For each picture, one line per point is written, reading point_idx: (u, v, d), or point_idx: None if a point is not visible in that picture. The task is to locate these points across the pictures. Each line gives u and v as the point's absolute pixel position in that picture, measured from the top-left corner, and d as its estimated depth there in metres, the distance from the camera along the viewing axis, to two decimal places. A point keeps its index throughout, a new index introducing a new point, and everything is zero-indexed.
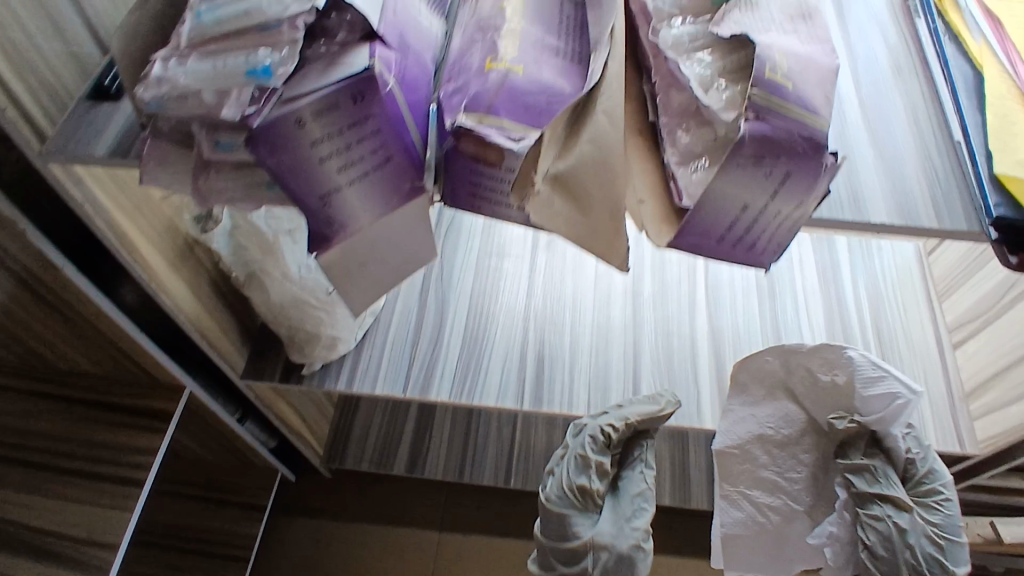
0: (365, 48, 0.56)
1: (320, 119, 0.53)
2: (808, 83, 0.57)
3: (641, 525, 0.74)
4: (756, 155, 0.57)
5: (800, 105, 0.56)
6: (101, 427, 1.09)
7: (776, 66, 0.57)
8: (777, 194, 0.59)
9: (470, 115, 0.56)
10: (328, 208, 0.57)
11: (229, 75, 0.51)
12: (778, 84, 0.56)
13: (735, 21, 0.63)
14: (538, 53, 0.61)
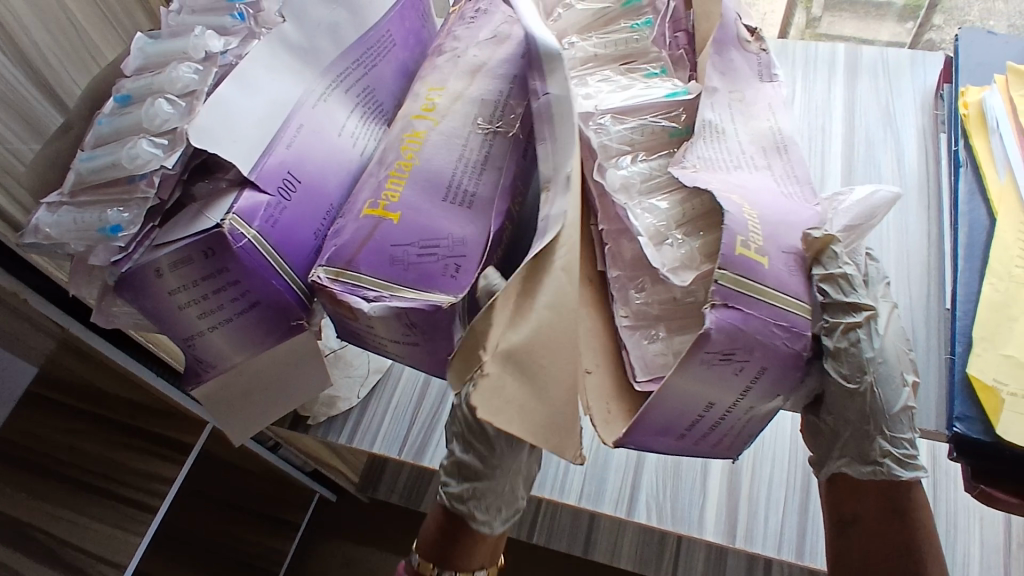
0: (231, 196, 0.55)
1: (176, 271, 0.54)
2: (782, 251, 0.49)
3: None
4: (726, 349, 0.47)
5: (776, 286, 0.48)
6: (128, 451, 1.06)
7: (751, 235, 0.48)
8: (749, 389, 0.49)
9: (328, 269, 0.54)
10: (193, 349, 0.58)
11: (85, 230, 0.55)
12: (752, 261, 0.47)
13: (701, 158, 0.55)
14: (425, 196, 0.57)
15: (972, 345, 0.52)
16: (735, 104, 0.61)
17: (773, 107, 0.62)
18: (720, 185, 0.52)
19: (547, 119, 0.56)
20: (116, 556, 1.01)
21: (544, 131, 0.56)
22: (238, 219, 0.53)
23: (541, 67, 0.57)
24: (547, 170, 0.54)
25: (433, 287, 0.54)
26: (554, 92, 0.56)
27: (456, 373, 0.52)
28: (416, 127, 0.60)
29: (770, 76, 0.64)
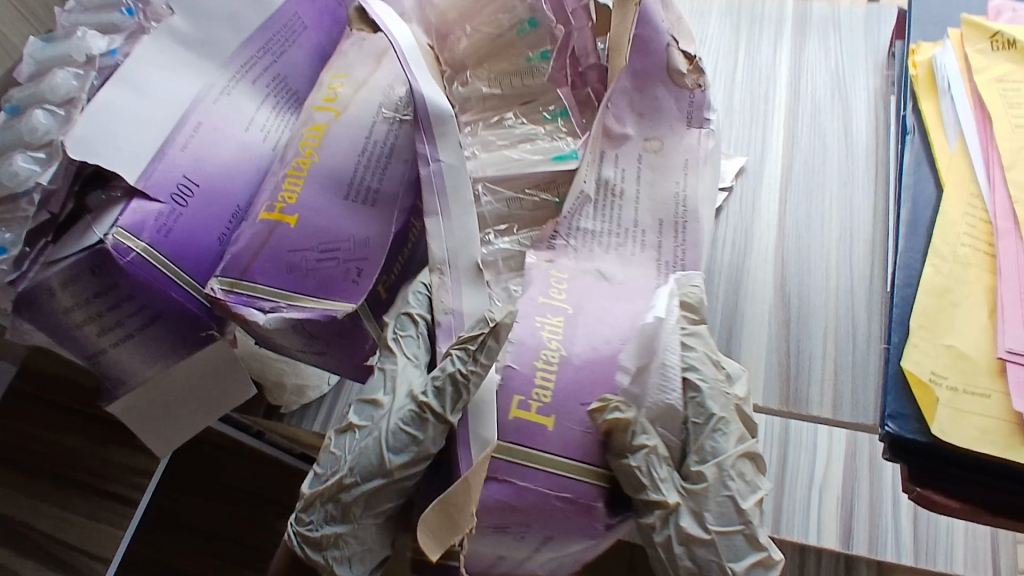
0: (119, 207, 0.53)
1: (68, 288, 0.52)
2: (583, 403, 0.46)
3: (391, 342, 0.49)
4: (498, 522, 0.47)
5: (560, 451, 0.46)
6: (105, 448, 1.03)
7: (536, 393, 0.47)
8: (541, 548, 0.48)
9: (222, 280, 0.51)
10: (101, 367, 0.56)
11: None
12: (533, 423, 0.46)
13: (581, 231, 0.54)
14: (326, 196, 0.54)
15: (911, 334, 0.48)
16: (647, 156, 0.56)
17: (692, 164, 0.56)
18: (549, 300, 0.50)
19: (438, 192, 0.50)
20: (102, 550, 1.01)
21: (434, 205, 0.50)
22: (124, 233, 0.51)
23: (427, 129, 0.51)
24: (439, 253, 0.49)
25: (333, 295, 0.51)
26: (446, 159, 0.51)
27: (429, 537, 0.42)
28: (317, 120, 0.57)
29: (700, 119, 0.57)
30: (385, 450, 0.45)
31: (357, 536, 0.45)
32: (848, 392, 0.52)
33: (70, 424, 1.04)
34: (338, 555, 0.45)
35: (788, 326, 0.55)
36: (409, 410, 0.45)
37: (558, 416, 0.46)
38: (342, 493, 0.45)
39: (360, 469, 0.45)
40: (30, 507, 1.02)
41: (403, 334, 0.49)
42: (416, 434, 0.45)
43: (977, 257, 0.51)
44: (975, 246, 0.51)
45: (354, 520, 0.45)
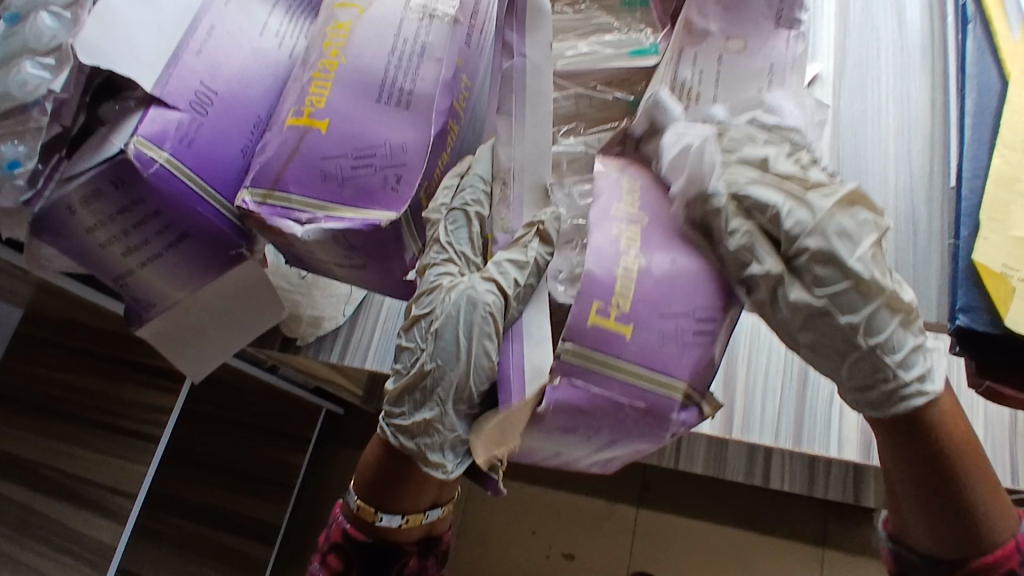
0: (137, 115, 0.49)
1: (89, 205, 0.49)
2: (661, 315, 0.41)
3: (445, 239, 0.48)
4: (567, 425, 0.43)
5: (638, 361, 0.41)
6: (122, 385, 1.02)
7: (614, 301, 0.41)
8: (605, 449, 0.46)
9: (254, 191, 0.48)
10: (129, 289, 0.54)
11: None
12: (611, 333, 0.41)
13: (656, 127, 0.48)
14: (356, 100, 0.50)
15: (980, 228, 0.47)
16: (727, 57, 0.52)
17: (778, 69, 0.52)
18: (629, 209, 0.44)
19: (517, 91, 0.45)
20: (124, 486, 0.98)
21: (512, 103, 0.46)
22: (145, 142, 0.48)
23: (521, 20, 0.46)
24: (509, 159, 0.46)
25: (373, 204, 0.48)
26: (532, 56, 0.46)
27: (482, 446, 0.44)
28: (340, 18, 0.53)
29: (789, 21, 0.53)
30: (470, 337, 0.44)
31: (447, 424, 0.45)
32: (909, 291, 0.51)
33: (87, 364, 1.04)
34: (430, 441, 0.46)
35: None
36: (484, 289, 0.44)
37: (637, 325, 0.41)
38: (428, 380, 0.45)
39: (440, 356, 0.45)
40: (51, 448, 1.01)
41: (453, 219, 0.48)
42: (494, 304, 0.44)
43: None
44: None
45: (442, 407, 0.45)
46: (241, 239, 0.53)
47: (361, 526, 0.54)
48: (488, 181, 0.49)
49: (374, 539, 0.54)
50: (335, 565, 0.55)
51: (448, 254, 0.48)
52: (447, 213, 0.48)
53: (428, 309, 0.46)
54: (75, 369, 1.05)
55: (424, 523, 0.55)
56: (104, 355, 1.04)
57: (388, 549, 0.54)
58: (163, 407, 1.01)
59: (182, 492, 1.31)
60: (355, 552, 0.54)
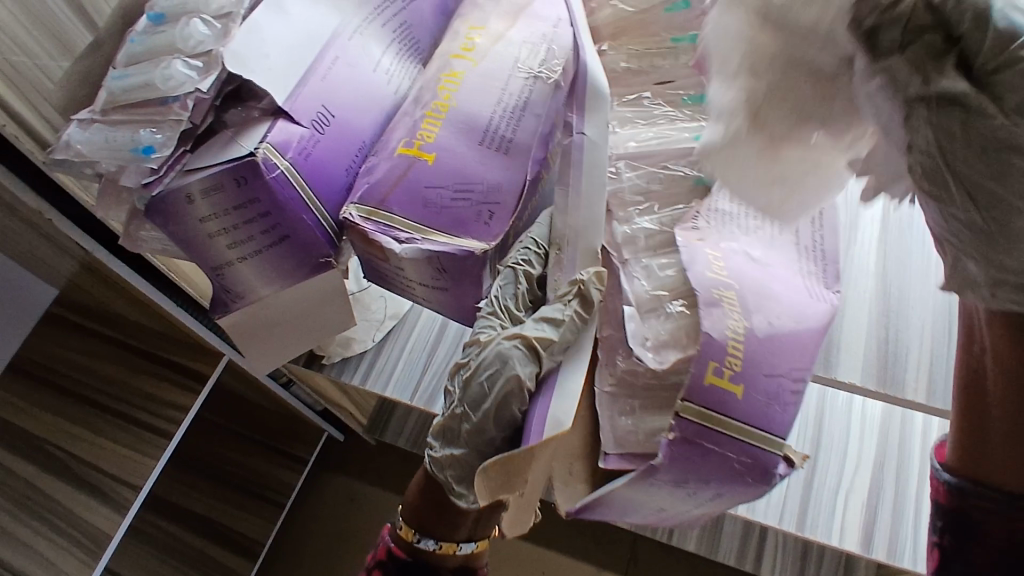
0: (266, 125, 0.54)
1: (207, 198, 0.53)
2: (766, 376, 0.45)
3: (498, 298, 0.53)
4: (679, 478, 0.46)
5: (745, 420, 0.44)
6: (147, 377, 1.04)
7: (728, 361, 0.45)
8: (704, 502, 0.49)
9: (361, 207, 0.53)
10: (222, 279, 0.58)
11: (118, 150, 0.55)
12: (724, 391, 0.44)
13: (718, 211, 0.55)
14: (462, 139, 0.55)
15: None
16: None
17: None
18: (715, 275, 0.48)
19: (575, 165, 0.52)
20: (134, 478, 1.00)
21: (571, 175, 0.52)
22: (272, 149, 0.53)
23: (581, 100, 0.52)
24: (565, 227, 0.52)
25: (466, 233, 0.53)
26: (590, 134, 0.52)
27: (484, 485, 0.46)
28: (455, 66, 0.59)
29: None
30: (495, 385, 0.49)
31: (471, 460, 0.52)
32: None
33: (116, 352, 1.06)
34: (455, 475, 0.53)
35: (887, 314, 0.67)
36: (509, 345, 0.49)
37: (747, 386, 0.44)
38: (459, 424, 0.52)
39: (469, 400, 0.50)
40: (66, 432, 1.02)
41: (504, 278, 0.54)
42: (517, 363, 0.48)
43: None
44: None
45: (467, 446, 0.52)
46: (330, 248, 0.57)
47: (405, 547, 0.60)
48: (541, 245, 0.55)
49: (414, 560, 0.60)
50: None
51: (492, 306, 0.53)
52: (500, 270, 0.55)
53: (468, 359, 0.53)
54: (99, 355, 1.06)
55: (460, 555, 0.60)
56: (133, 347, 1.06)
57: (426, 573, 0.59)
58: (183, 405, 1.02)
59: None
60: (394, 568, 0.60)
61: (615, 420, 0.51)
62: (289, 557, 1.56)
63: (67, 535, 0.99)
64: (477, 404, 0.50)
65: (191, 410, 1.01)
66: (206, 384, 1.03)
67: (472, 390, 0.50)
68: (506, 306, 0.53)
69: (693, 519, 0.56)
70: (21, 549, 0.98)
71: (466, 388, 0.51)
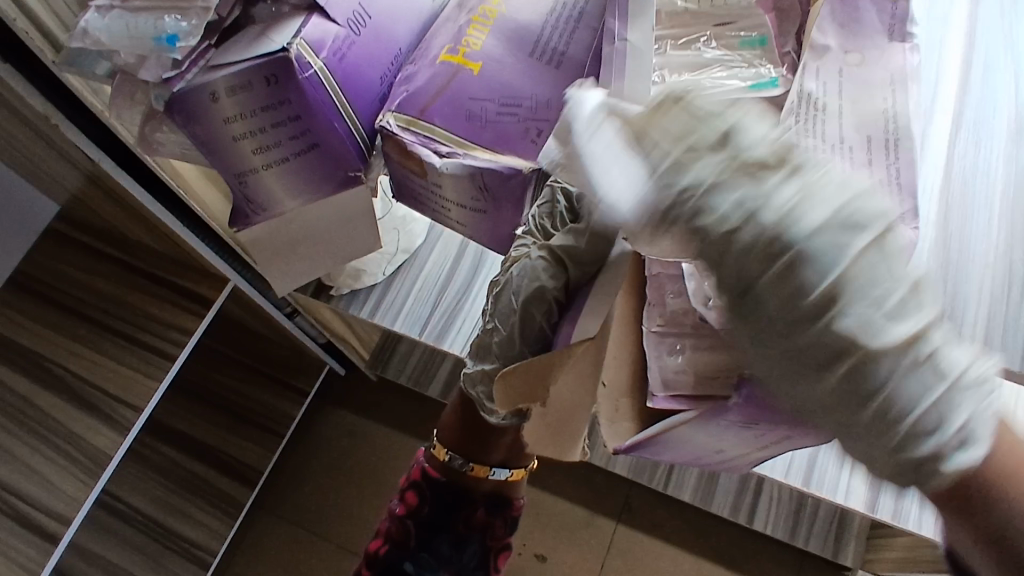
0: (299, 20, 0.50)
1: (233, 97, 0.49)
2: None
3: (533, 220, 0.51)
4: (749, 421, 0.44)
5: None
6: (150, 300, 1.01)
7: None
8: (769, 444, 0.49)
9: (399, 116, 0.49)
10: (245, 189, 0.54)
11: (139, 39, 0.51)
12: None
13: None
14: (509, 49, 0.51)
15: None
16: (849, 70, 0.55)
17: (897, 80, 0.55)
18: None
19: (616, 76, 0.47)
20: (135, 399, 0.99)
21: (607, 88, 0.47)
22: (306, 46, 0.49)
23: (623, 8, 0.48)
24: None
25: (511, 151, 0.49)
26: (633, 41, 0.47)
27: (502, 395, 0.45)
28: None
29: (902, 35, 0.56)
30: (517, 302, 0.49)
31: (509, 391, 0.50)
32: (1000, 336, 0.57)
33: (116, 272, 1.02)
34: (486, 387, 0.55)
35: (949, 269, 0.59)
36: (534, 258, 0.48)
37: None
38: (489, 340, 0.53)
39: (497, 316, 0.52)
40: (67, 350, 1.00)
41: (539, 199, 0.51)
42: (539, 279, 0.48)
43: None
44: None
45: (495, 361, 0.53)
46: (361, 162, 0.54)
47: (440, 469, 0.71)
48: None
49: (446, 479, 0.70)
50: (412, 502, 0.72)
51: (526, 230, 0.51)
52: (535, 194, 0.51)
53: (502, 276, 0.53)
54: (98, 274, 1.02)
55: (491, 478, 0.69)
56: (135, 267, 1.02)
57: (457, 493, 0.71)
58: (187, 330, 1.00)
59: None
60: (428, 489, 0.71)
61: (663, 360, 0.47)
62: (284, 485, 1.57)
63: (67, 454, 0.98)
64: (503, 320, 0.51)
65: (195, 335, 0.99)
66: (211, 309, 1.00)
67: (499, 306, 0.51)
68: (539, 224, 0.51)
69: (749, 463, 0.56)
70: (17, 465, 0.97)
71: (496, 308, 0.52)
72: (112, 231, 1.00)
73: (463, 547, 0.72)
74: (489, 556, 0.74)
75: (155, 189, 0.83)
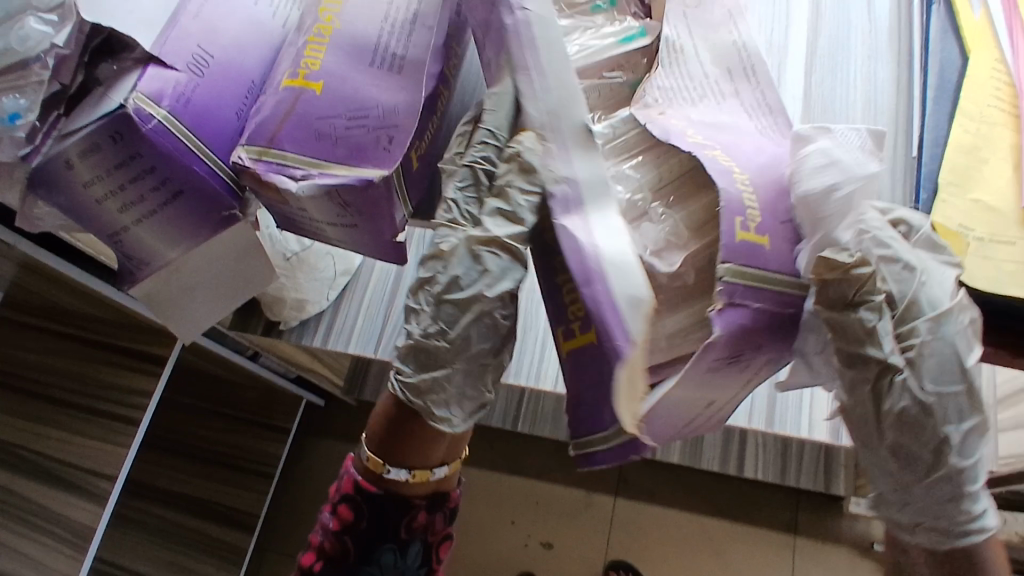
0: (136, 74, 0.51)
1: (87, 160, 0.50)
2: (780, 222, 0.46)
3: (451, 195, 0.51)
4: (732, 352, 0.45)
5: (778, 267, 0.45)
6: (104, 368, 1.00)
7: (749, 213, 0.45)
8: (750, 379, 0.49)
9: (250, 149, 0.50)
10: (122, 247, 0.55)
11: None
12: (755, 245, 0.44)
13: (661, 90, 0.51)
14: (350, 62, 0.52)
15: (940, 191, 0.58)
16: (690, 13, 0.56)
17: (733, 14, 0.57)
18: (693, 140, 0.47)
19: (530, 45, 0.47)
20: (106, 468, 0.97)
21: (527, 58, 0.47)
22: (145, 98, 0.49)
23: None
24: (538, 112, 0.47)
25: (367, 162, 0.50)
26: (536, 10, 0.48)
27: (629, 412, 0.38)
28: None
29: None
30: (475, 282, 0.47)
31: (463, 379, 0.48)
32: None
33: (64, 348, 1.02)
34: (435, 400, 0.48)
35: None
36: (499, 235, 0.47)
37: (772, 236, 0.45)
38: (433, 347, 0.47)
39: (442, 320, 0.47)
40: (32, 433, 1.00)
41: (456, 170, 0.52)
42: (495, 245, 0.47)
43: (1004, 117, 0.62)
44: (1003, 106, 0.62)
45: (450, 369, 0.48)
46: (230, 198, 0.54)
47: (374, 479, 0.57)
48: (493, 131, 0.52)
49: (383, 490, 0.57)
50: (345, 516, 0.57)
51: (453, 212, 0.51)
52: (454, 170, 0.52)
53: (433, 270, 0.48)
54: (47, 352, 1.02)
55: (430, 480, 0.57)
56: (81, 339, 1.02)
57: (397, 503, 0.57)
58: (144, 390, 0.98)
59: (157, 483, 1.25)
60: (364, 503, 0.56)
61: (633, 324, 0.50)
62: (288, 523, 1.57)
63: (51, 533, 0.97)
64: (451, 321, 0.47)
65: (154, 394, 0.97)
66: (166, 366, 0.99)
67: (444, 299, 0.47)
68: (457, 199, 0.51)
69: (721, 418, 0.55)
70: (9, 554, 0.97)
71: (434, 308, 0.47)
72: (52, 307, 1.01)
73: (408, 552, 0.57)
74: (432, 553, 0.60)
75: (74, 259, 0.83)
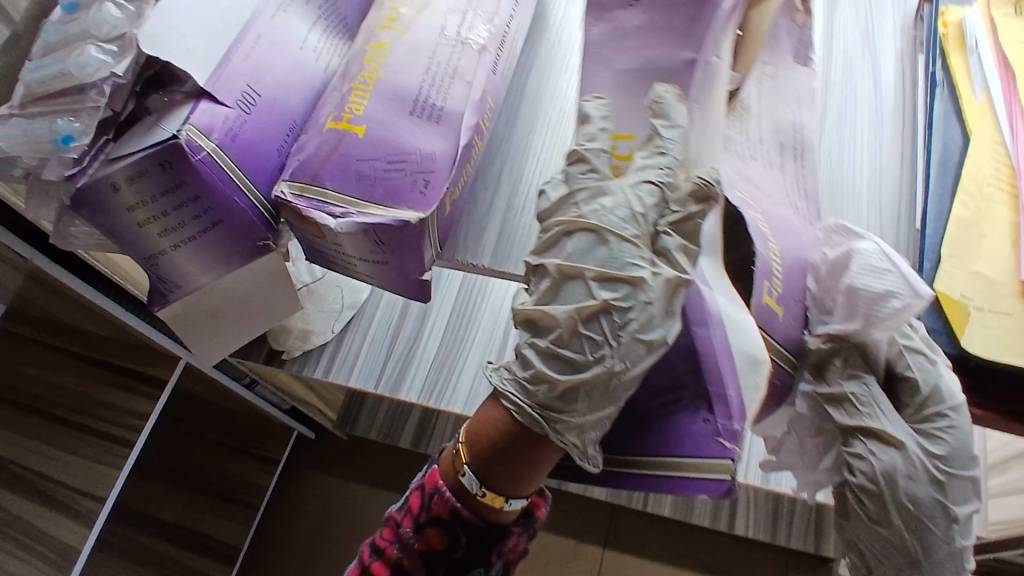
0: (187, 107, 0.53)
1: (133, 185, 0.52)
2: (795, 300, 0.58)
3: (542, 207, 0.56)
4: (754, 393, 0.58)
5: (782, 337, 0.57)
6: (107, 388, 0.99)
7: (774, 283, 0.55)
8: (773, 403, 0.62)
9: (292, 184, 0.52)
10: (156, 269, 0.57)
11: (37, 142, 0.54)
12: (773, 310, 0.55)
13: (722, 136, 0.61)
14: (391, 109, 0.55)
15: (943, 263, 0.63)
16: (768, 81, 0.65)
17: (802, 99, 0.66)
18: (742, 197, 0.56)
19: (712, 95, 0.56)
20: (94, 488, 0.95)
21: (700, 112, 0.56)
22: (196, 131, 0.52)
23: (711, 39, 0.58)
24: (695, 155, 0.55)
25: (402, 203, 0.52)
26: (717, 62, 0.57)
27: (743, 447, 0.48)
28: (380, 38, 0.58)
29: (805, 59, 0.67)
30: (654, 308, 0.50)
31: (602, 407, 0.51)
32: None
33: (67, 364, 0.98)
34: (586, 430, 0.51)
35: None
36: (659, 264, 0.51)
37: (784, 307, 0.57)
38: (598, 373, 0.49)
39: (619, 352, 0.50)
40: (25, 448, 0.98)
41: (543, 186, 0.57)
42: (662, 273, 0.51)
43: (1001, 196, 0.66)
44: (1000, 186, 0.67)
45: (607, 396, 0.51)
46: (266, 230, 0.56)
47: (476, 508, 0.53)
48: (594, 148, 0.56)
49: (481, 520, 0.54)
50: (434, 541, 0.54)
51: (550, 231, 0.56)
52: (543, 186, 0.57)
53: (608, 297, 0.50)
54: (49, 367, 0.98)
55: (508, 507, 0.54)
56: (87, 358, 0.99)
57: (496, 532, 0.54)
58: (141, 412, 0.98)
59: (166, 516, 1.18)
60: (461, 531, 0.53)
61: None
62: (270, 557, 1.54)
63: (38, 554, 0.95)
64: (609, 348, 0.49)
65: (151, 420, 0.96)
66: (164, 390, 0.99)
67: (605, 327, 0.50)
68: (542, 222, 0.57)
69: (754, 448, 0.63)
70: None
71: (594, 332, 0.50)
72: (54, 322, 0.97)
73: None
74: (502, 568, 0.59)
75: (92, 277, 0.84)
